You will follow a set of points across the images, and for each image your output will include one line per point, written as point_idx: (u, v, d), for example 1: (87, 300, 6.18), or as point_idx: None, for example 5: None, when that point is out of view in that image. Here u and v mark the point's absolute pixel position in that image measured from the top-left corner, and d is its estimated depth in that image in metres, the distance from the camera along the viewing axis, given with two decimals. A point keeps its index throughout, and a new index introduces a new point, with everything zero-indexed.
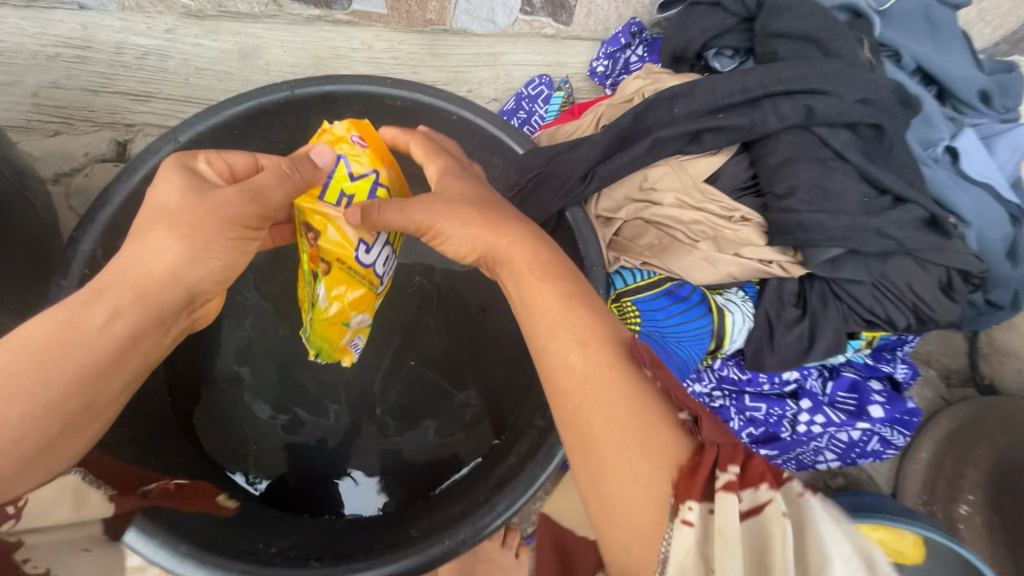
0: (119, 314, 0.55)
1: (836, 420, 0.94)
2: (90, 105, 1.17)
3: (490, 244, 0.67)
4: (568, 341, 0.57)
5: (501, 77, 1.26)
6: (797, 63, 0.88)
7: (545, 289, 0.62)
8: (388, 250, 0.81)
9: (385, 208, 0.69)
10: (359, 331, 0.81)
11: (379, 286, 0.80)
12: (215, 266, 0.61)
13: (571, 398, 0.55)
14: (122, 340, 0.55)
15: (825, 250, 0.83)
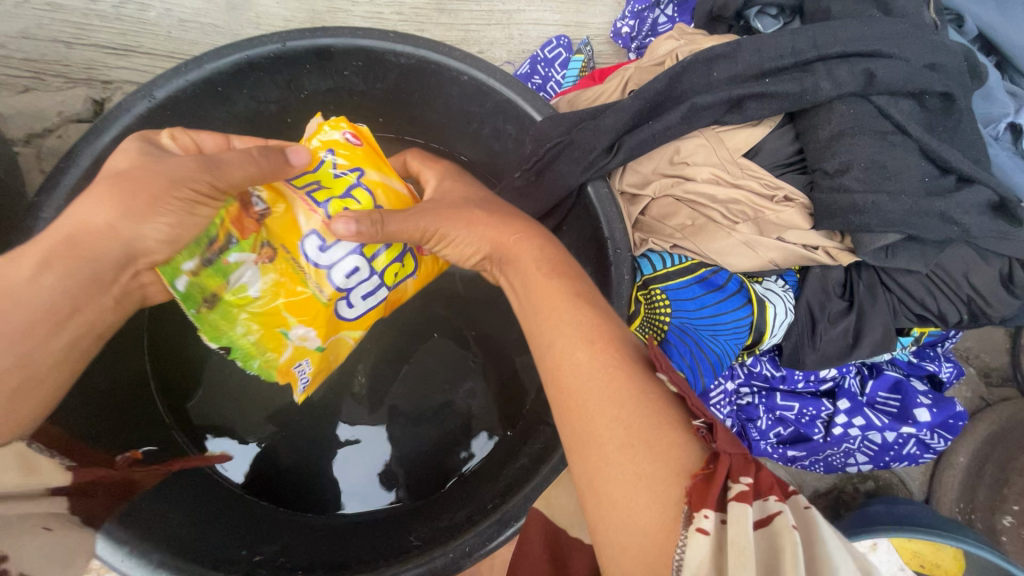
0: (42, 274, 0.47)
1: (878, 424, 0.86)
2: (63, 58, 1.07)
3: (498, 243, 0.60)
4: (574, 334, 0.49)
5: (515, 37, 1.15)
6: (854, 21, 0.77)
7: (547, 281, 0.55)
8: (373, 274, 0.64)
9: (390, 216, 0.58)
10: (302, 354, 0.63)
11: (339, 302, 0.63)
12: (160, 228, 0.49)
13: (572, 395, 0.47)
14: (46, 305, 0.48)
15: (880, 236, 0.73)
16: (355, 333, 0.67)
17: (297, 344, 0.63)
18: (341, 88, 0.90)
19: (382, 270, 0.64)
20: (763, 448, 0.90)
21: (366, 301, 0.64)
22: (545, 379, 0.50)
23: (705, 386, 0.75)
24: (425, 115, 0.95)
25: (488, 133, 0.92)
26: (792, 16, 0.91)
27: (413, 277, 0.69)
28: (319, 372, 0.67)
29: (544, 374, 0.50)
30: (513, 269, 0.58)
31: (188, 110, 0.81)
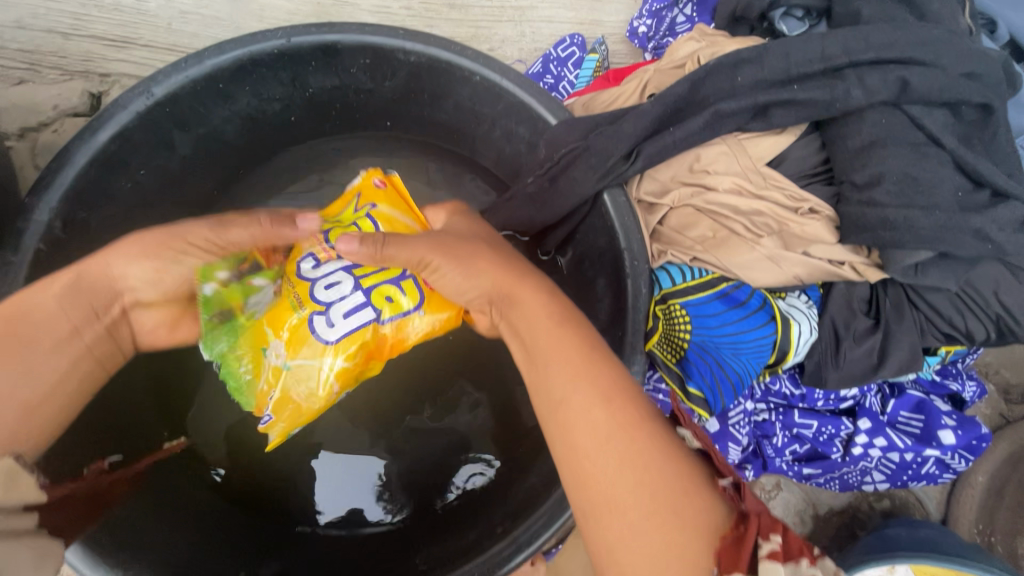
0: (49, 303, 0.52)
1: (900, 445, 0.84)
2: (59, 49, 1.03)
3: (497, 282, 0.56)
4: (589, 391, 0.46)
5: (528, 35, 1.11)
6: (886, 25, 0.74)
7: (556, 329, 0.51)
8: (358, 291, 0.61)
9: (389, 240, 0.58)
10: (274, 376, 0.60)
11: (317, 317, 0.60)
12: (147, 268, 0.58)
13: (585, 455, 0.44)
14: (51, 327, 0.52)
15: (911, 253, 0.70)
16: (336, 364, 0.60)
17: (271, 362, 0.60)
18: (347, 87, 0.86)
19: (369, 293, 0.61)
20: (778, 465, 0.88)
21: (347, 322, 0.60)
22: (552, 436, 0.47)
23: (725, 404, 0.74)
24: (434, 116, 0.91)
25: (500, 136, 0.88)
26: (819, 18, 0.88)
27: (416, 313, 0.63)
28: (287, 407, 0.60)
29: (552, 432, 0.47)
30: (518, 314, 0.54)
31: (188, 107, 0.78)
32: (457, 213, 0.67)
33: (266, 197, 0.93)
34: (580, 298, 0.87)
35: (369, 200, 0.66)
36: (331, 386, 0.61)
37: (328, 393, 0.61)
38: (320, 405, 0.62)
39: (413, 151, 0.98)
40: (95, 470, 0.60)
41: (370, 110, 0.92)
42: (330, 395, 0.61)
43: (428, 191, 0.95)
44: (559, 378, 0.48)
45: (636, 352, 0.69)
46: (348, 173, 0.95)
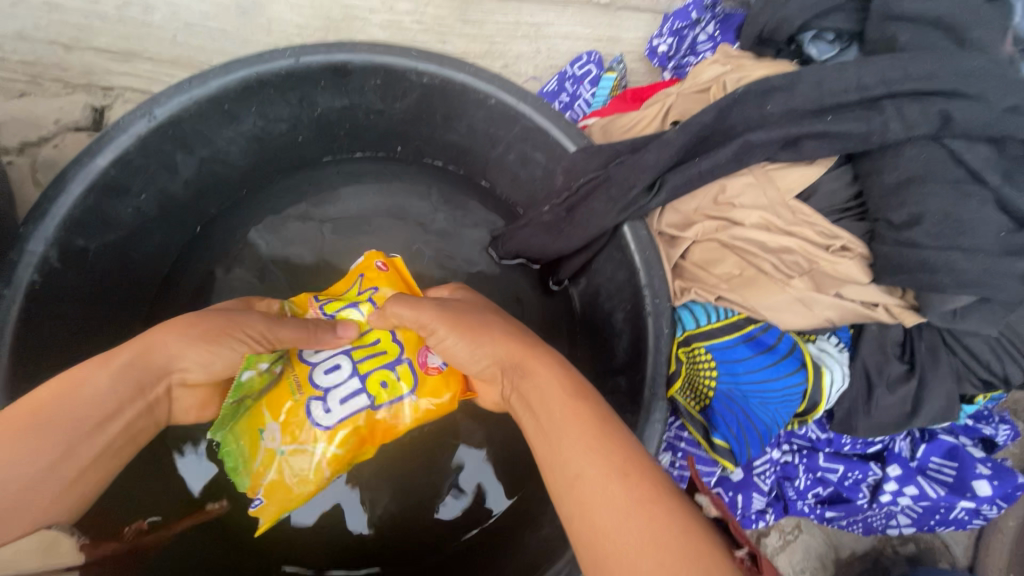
0: (99, 380, 0.48)
1: (932, 495, 0.80)
2: (62, 62, 1.00)
3: (509, 355, 0.55)
4: (605, 465, 0.43)
5: (544, 51, 1.07)
6: (927, 53, 0.70)
7: (565, 405, 0.48)
8: (355, 379, 0.63)
9: (401, 302, 0.61)
10: (269, 459, 0.61)
11: (315, 402, 0.62)
12: (203, 353, 0.54)
13: (603, 535, 0.39)
14: (94, 407, 0.48)
15: (952, 297, 0.66)
16: (329, 450, 0.62)
17: (267, 446, 0.61)
18: (357, 107, 0.83)
19: (366, 379, 0.64)
20: (799, 508, 0.84)
21: (344, 408, 0.62)
22: (568, 517, 0.43)
23: (751, 455, 0.72)
24: (446, 138, 0.88)
25: (515, 160, 0.85)
26: (850, 42, 0.83)
27: (408, 398, 0.64)
28: (278, 492, 0.61)
29: (567, 512, 0.43)
30: (531, 385, 0.52)
31: (191, 129, 0.75)
32: (462, 290, 0.69)
33: (271, 220, 0.90)
34: (595, 332, 0.84)
35: (376, 285, 0.68)
36: (322, 471, 0.62)
37: (320, 476, 0.62)
38: (310, 489, 0.62)
39: (423, 173, 0.94)
40: (134, 530, 0.64)
41: (380, 131, 0.89)
42: (322, 478, 0.62)
43: (438, 215, 0.92)
44: (571, 456, 0.44)
45: (657, 398, 0.65)
46: (356, 195, 0.92)
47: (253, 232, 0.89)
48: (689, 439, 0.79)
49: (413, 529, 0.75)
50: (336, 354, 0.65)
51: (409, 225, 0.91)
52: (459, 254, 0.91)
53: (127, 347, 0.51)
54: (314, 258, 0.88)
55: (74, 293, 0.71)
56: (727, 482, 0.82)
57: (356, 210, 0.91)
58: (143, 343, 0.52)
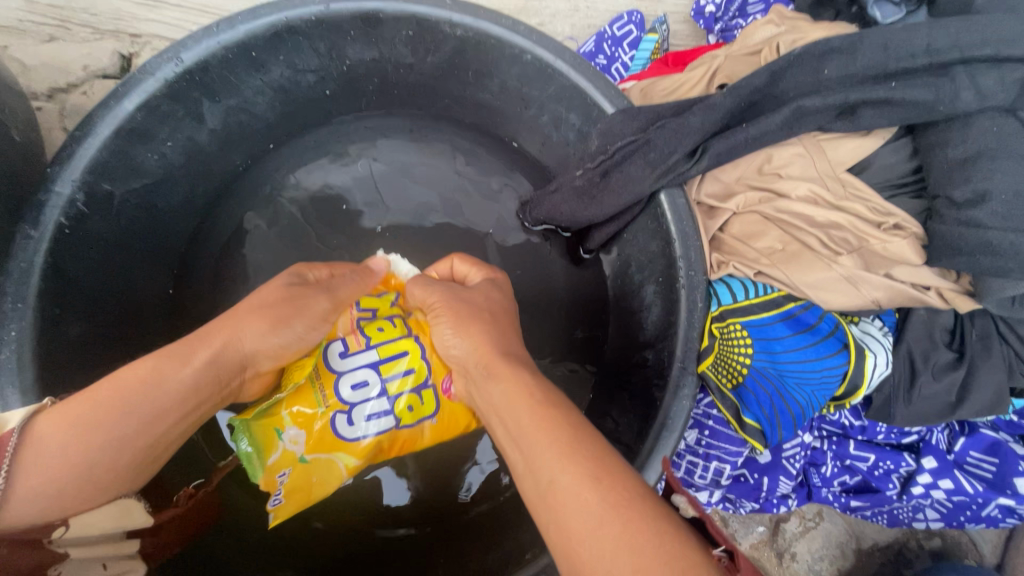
0: (186, 374, 0.50)
1: (968, 490, 0.77)
2: (90, 7, 0.98)
3: (489, 357, 0.53)
4: (577, 470, 0.41)
5: (581, 10, 1.02)
6: (1008, 14, 0.64)
7: (535, 413, 0.46)
8: (383, 396, 0.61)
9: (424, 282, 0.62)
10: (287, 462, 0.58)
11: (339, 414, 0.60)
12: (274, 346, 0.56)
13: (579, 542, 0.38)
14: (177, 400, 0.49)
15: (1015, 284, 0.62)
16: (350, 460, 0.60)
17: (287, 449, 0.58)
18: (387, 59, 0.80)
19: (395, 399, 0.61)
20: (824, 496, 0.81)
21: (374, 419, 0.60)
22: (543, 526, 0.41)
23: (781, 437, 0.70)
24: (477, 96, 0.84)
25: (548, 122, 0.81)
26: (919, 4, 0.76)
27: (431, 420, 0.63)
28: (296, 496, 0.59)
29: (543, 521, 0.41)
30: (497, 390, 0.49)
31: (218, 76, 0.72)
32: (490, 276, 0.66)
33: (294, 176, 0.88)
34: (623, 303, 0.81)
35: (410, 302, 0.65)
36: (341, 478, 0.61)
37: (336, 484, 0.61)
38: (329, 490, 0.61)
39: (452, 133, 0.91)
40: (185, 496, 0.66)
41: (409, 87, 0.86)
42: (337, 484, 0.61)
43: (466, 177, 0.89)
44: (544, 462, 0.43)
45: (687, 373, 0.63)
46: (382, 155, 0.89)
47: (278, 188, 0.88)
48: (717, 418, 0.77)
49: (435, 492, 0.75)
50: (364, 358, 0.61)
51: (435, 187, 0.88)
52: (486, 218, 0.88)
53: (206, 343, 0.52)
54: (341, 218, 0.87)
55: (100, 239, 0.71)
56: (753, 465, 0.80)
57: (383, 170, 0.89)
58: (222, 338, 0.53)
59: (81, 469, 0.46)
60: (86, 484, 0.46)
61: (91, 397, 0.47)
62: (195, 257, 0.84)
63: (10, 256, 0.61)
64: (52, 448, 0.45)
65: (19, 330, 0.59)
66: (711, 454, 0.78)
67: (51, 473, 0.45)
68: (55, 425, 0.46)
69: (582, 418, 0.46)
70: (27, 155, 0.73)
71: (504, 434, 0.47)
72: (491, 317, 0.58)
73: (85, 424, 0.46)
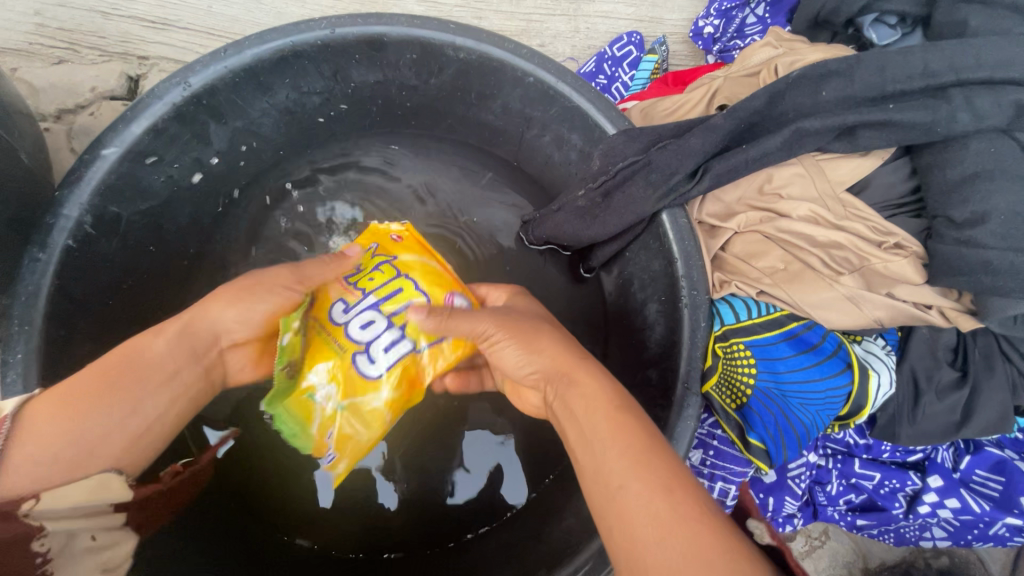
0: (160, 345, 0.55)
1: (975, 510, 0.77)
2: (99, 30, 1.00)
3: (561, 363, 0.54)
4: (649, 479, 0.43)
5: (582, 31, 1.04)
6: (1003, 38, 0.65)
7: (612, 420, 0.48)
8: (392, 327, 0.60)
9: (459, 313, 0.59)
10: (329, 418, 0.59)
11: (358, 355, 0.59)
12: (245, 311, 0.60)
13: (646, 549, 0.40)
14: (158, 365, 0.54)
15: (1016, 303, 0.62)
16: (385, 397, 0.59)
17: (324, 408, 0.59)
18: (390, 82, 0.81)
19: (403, 325, 0.60)
20: (830, 515, 0.81)
21: (392, 346, 0.59)
22: (609, 530, 0.43)
23: (786, 457, 0.69)
24: (480, 117, 0.85)
25: (550, 142, 0.82)
26: (913, 27, 0.78)
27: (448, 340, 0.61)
28: (347, 445, 0.59)
29: (609, 525, 0.43)
30: (573, 394, 0.51)
31: (225, 100, 0.74)
32: (516, 294, 0.67)
33: (297, 196, 0.89)
34: (626, 321, 0.81)
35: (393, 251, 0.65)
36: (386, 417, 0.59)
37: (382, 423, 0.60)
38: (376, 433, 0.60)
39: (455, 153, 0.92)
40: (171, 473, 0.64)
41: (412, 107, 0.87)
42: (385, 422, 0.60)
43: (468, 196, 0.90)
44: (617, 466, 0.44)
45: (691, 393, 0.63)
46: (384, 174, 0.90)
47: (283, 208, 0.88)
48: (722, 438, 0.78)
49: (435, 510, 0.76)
50: (364, 304, 0.61)
51: (438, 205, 0.89)
52: (488, 237, 0.89)
53: (175, 320, 0.58)
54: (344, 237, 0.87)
55: (106, 261, 0.71)
56: (758, 485, 0.80)
57: (386, 189, 0.89)
58: (191, 314, 0.58)
59: (75, 436, 0.49)
60: (77, 453, 0.49)
61: (75, 380, 0.51)
62: (198, 277, 0.84)
63: (18, 279, 0.61)
64: (42, 422, 0.48)
65: (25, 353, 0.59)
66: (715, 475, 0.77)
67: (44, 444, 0.47)
68: (48, 402, 0.49)
69: (655, 430, 0.48)
70: (35, 178, 0.74)
71: (575, 438, 0.49)
72: (558, 329, 0.60)
73: (72, 398, 0.50)
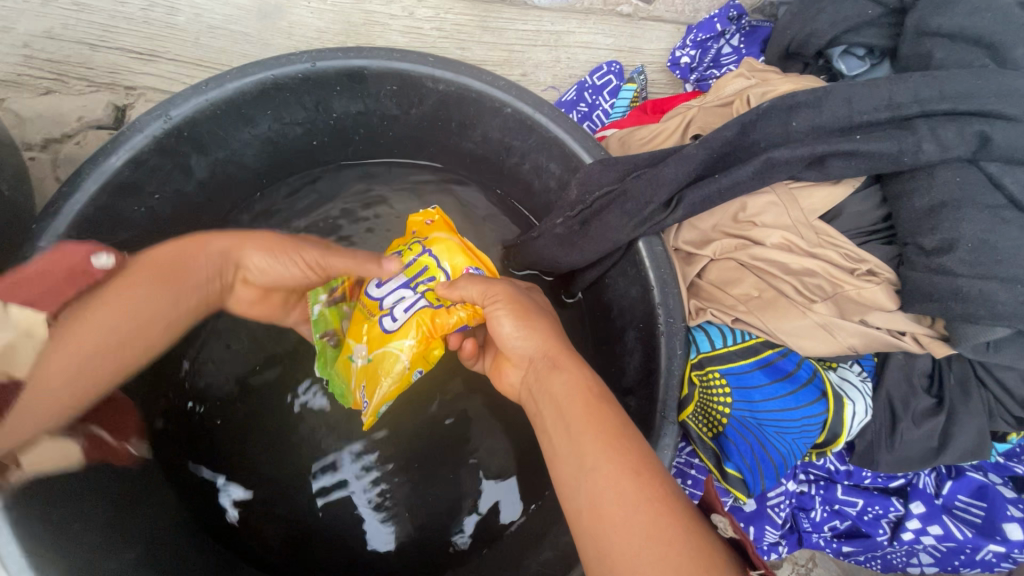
0: (196, 262, 0.61)
1: (958, 536, 0.76)
2: (87, 61, 1.01)
3: (548, 351, 0.56)
4: (621, 464, 0.44)
5: (562, 60, 1.06)
6: (965, 71, 0.66)
7: (591, 407, 0.49)
8: (411, 293, 0.65)
9: (472, 281, 0.61)
10: (360, 371, 0.67)
11: (382, 317, 0.66)
12: (266, 264, 0.63)
13: (610, 527, 0.41)
14: (189, 286, 0.61)
15: (987, 330, 0.63)
16: (403, 347, 0.64)
17: (359, 364, 0.68)
18: (372, 112, 0.82)
19: (420, 290, 0.65)
20: (814, 541, 0.80)
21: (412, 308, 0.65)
22: (579, 509, 0.44)
23: (765, 486, 0.69)
24: (461, 145, 0.86)
25: (529, 169, 0.83)
26: (880, 58, 0.82)
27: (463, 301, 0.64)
28: (371, 394, 0.66)
29: (578, 503, 0.44)
30: (557, 381, 0.52)
31: (207, 131, 0.74)
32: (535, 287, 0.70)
33: (280, 223, 0.89)
34: (606, 347, 0.81)
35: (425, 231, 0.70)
36: (405, 367, 0.65)
37: (403, 372, 0.65)
38: (399, 383, 0.65)
39: (437, 180, 0.93)
40: None
41: (393, 137, 0.88)
42: (406, 373, 0.65)
43: (449, 223, 0.91)
44: (592, 451, 0.45)
45: (668, 423, 0.62)
46: (366, 201, 0.91)
47: (266, 236, 0.89)
48: (700, 466, 0.77)
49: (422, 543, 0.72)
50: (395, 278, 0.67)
51: None
52: None
53: (215, 240, 0.62)
54: None
55: None
56: (740, 513, 0.79)
57: (368, 216, 0.90)
58: (226, 242, 0.62)
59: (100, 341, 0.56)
60: (112, 346, 0.57)
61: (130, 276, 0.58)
62: None
63: None
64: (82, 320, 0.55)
65: None
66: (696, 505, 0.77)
67: (78, 338, 0.54)
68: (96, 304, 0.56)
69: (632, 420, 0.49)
70: (13, 208, 0.74)
71: (552, 421, 0.50)
72: (552, 319, 0.61)
73: (112, 299, 0.56)
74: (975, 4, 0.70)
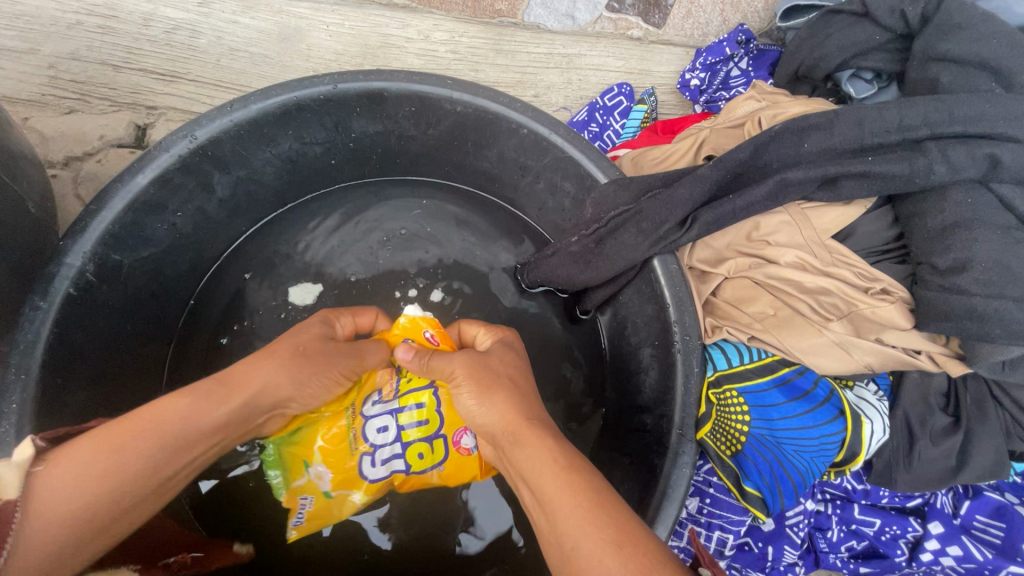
0: (217, 413, 0.53)
1: (977, 557, 0.76)
2: (110, 81, 1.03)
3: (509, 422, 0.54)
4: (600, 539, 0.42)
5: (574, 82, 1.08)
6: (973, 94, 0.68)
7: (560, 479, 0.47)
8: (398, 443, 0.67)
9: (435, 355, 0.62)
10: (311, 491, 0.66)
11: (364, 457, 0.66)
12: (308, 394, 0.60)
13: None
14: (205, 436, 0.52)
15: (1003, 350, 0.63)
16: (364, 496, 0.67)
17: (312, 480, 0.66)
18: (390, 132, 0.84)
19: (406, 444, 0.67)
20: (832, 562, 0.80)
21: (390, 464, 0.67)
22: None
23: (783, 505, 0.70)
24: (476, 164, 0.88)
25: (544, 188, 0.85)
26: (889, 82, 0.85)
27: (440, 467, 0.67)
28: (316, 518, 0.67)
29: None
30: (522, 454, 0.51)
31: (229, 151, 0.76)
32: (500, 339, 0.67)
33: (298, 240, 0.91)
34: (621, 366, 0.82)
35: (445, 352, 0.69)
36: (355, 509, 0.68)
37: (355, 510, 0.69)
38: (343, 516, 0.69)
39: (452, 198, 0.94)
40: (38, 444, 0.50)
41: (410, 156, 0.90)
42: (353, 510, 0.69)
43: (463, 241, 0.92)
44: (569, 528, 0.44)
45: (686, 440, 0.62)
46: (383, 220, 0.93)
47: (283, 253, 0.90)
48: (718, 485, 0.77)
49: (443, 540, 0.75)
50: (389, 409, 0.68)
51: (435, 250, 0.91)
52: (485, 280, 0.90)
53: (241, 387, 0.55)
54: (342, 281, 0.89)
55: (106, 308, 0.72)
56: (757, 533, 0.78)
57: (384, 234, 0.91)
58: (254, 388, 0.56)
59: (103, 500, 0.46)
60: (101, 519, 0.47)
61: (130, 420, 0.49)
62: (197, 321, 0.85)
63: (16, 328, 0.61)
64: (69, 472, 0.46)
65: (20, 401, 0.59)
66: (713, 524, 0.77)
67: (57, 506, 0.44)
68: (99, 449, 0.47)
69: (607, 488, 0.47)
70: (40, 226, 0.76)
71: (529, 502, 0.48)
72: (512, 377, 0.59)
73: (105, 459, 0.47)
74: (982, 30, 0.72)
